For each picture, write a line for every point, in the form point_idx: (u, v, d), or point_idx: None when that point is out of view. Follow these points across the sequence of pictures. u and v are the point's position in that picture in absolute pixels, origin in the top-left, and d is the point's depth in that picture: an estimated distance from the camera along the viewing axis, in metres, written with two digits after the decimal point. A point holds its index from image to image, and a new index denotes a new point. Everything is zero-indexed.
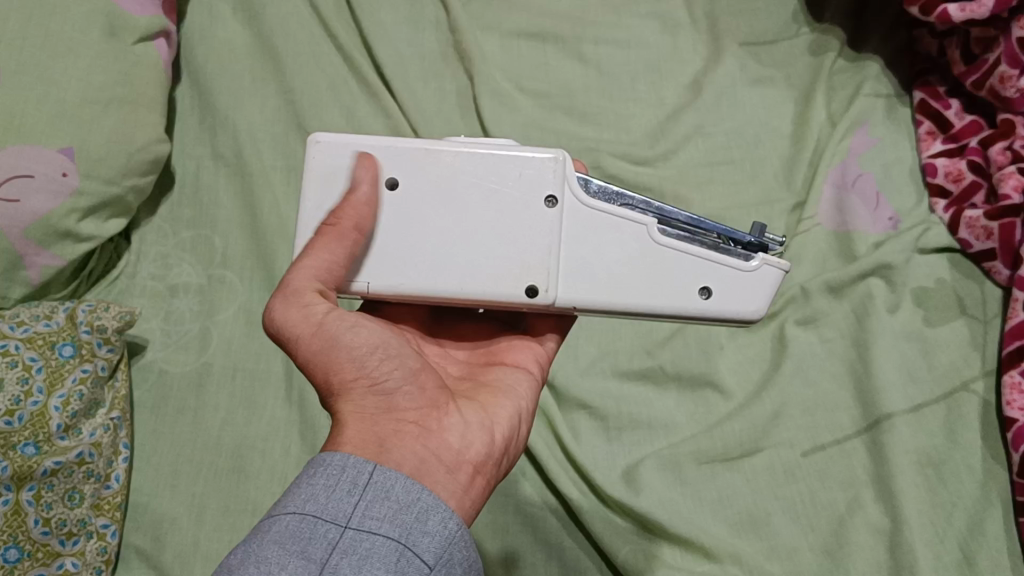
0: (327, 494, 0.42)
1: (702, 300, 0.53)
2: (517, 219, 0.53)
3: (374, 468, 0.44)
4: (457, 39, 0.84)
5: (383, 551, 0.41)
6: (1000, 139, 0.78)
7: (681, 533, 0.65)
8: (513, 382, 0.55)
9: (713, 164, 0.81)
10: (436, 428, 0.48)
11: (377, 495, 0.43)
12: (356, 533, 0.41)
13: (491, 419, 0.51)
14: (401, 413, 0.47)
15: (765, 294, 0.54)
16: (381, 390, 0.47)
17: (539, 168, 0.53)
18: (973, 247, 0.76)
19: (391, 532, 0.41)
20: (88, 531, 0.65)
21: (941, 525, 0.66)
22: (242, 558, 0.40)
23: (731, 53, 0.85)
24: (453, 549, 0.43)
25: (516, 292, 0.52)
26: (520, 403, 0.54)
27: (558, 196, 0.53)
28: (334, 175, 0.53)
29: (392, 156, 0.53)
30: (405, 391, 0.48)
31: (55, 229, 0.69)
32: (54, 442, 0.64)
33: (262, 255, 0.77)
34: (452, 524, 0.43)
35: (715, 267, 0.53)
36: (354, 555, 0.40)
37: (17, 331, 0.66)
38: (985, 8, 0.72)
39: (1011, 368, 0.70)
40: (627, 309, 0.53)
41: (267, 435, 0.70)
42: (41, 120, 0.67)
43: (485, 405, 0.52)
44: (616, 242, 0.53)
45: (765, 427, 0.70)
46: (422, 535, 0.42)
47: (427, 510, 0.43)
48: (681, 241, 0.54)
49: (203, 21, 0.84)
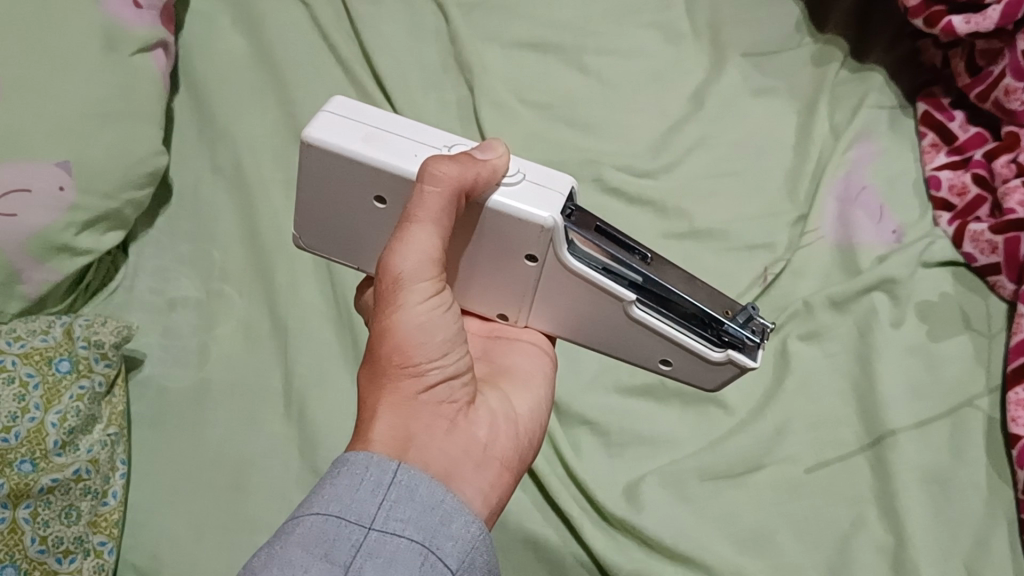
0: (351, 495, 0.42)
1: (659, 365, 0.56)
2: (498, 262, 0.52)
3: (398, 468, 0.44)
4: (457, 49, 0.84)
5: (407, 555, 0.41)
6: (1005, 151, 0.76)
7: (684, 551, 0.64)
8: (529, 368, 0.56)
9: (716, 176, 0.80)
10: (466, 424, 0.48)
11: (401, 496, 0.43)
12: (380, 534, 0.41)
13: (515, 414, 0.52)
14: (440, 405, 0.47)
15: (722, 379, 0.54)
16: (435, 382, 0.47)
17: (525, 228, 0.49)
18: (978, 261, 0.76)
19: (415, 534, 0.42)
20: (85, 548, 0.63)
21: (947, 544, 0.65)
22: (266, 560, 0.41)
23: (734, 63, 0.85)
24: (474, 553, 0.43)
25: (488, 313, 0.56)
26: (536, 392, 0.56)
27: (540, 256, 0.50)
28: (326, 177, 0.50)
29: (384, 176, 0.49)
30: (450, 385, 0.48)
31: (53, 243, 0.68)
32: (50, 459, 0.63)
33: (261, 268, 0.76)
34: (475, 528, 0.44)
35: (677, 349, 0.54)
36: (378, 559, 0.41)
37: (13, 347, 0.65)
38: (990, 21, 0.72)
39: (1017, 384, 0.69)
40: (589, 346, 0.57)
41: (266, 451, 0.70)
42: (38, 133, 0.67)
43: (509, 398, 0.54)
44: (590, 301, 0.53)
45: (769, 442, 0.69)
46: (446, 539, 0.42)
47: (450, 513, 0.43)
48: (656, 315, 0.52)
49: (203, 34, 0.84)
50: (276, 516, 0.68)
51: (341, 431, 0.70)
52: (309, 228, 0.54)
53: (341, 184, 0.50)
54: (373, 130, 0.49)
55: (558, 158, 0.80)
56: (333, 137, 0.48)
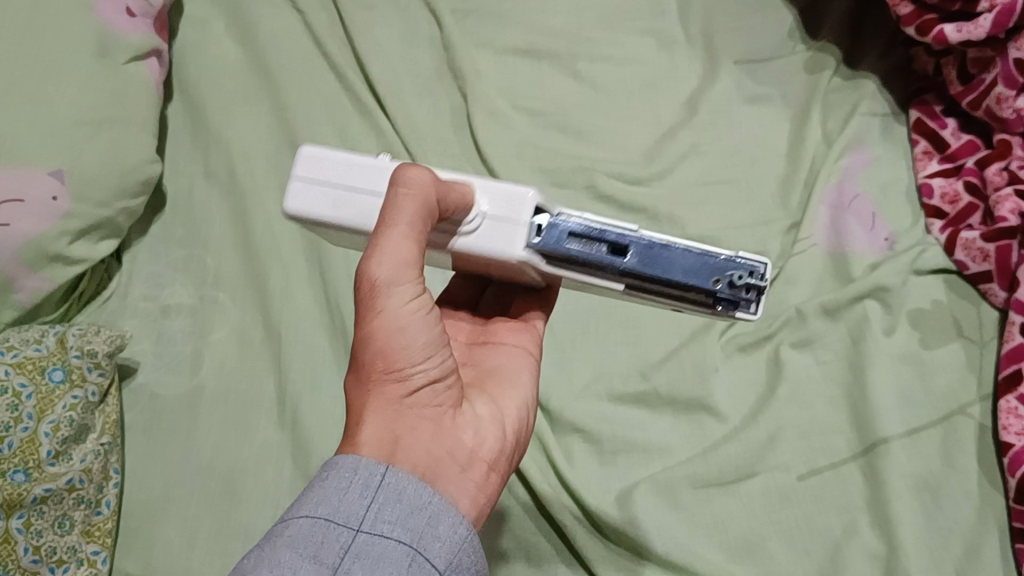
0: (340, 497, 0.42)
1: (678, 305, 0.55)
2: (497, 268, 0.54)
3: (386, 470, 0.44)
4: (451, 56, 0.84)
5: (395, 556, 0.41)
6: (996, 159, 0.77)
7: (675, 559, 0.65)
8: (516, 371, 0.57)
9: (710, 183, 0.80)
10: (452, 427, 0.48)
11: (389, 498, 0.43)
12: (368, 536, 0.41)
13: (501, 414, 0.53)
14: (425, 409, 0.47)
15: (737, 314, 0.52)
16: (418, 386, 0.47)
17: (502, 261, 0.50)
18: (970, 268, 0.76)
19: (403, 536, 0.42)
20: (78, 558, 0.64)
21: (938, 551, 0.66)
22: (256, 562, 0.40)
23: (727, 70, 0.85)
24: (462, 554, 0.43)
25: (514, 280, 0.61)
26: (525, 393, 0.56)
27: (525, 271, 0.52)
28: (317, 228, 0.52)
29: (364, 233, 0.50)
30: (433, 389, 0.48)
31: (46, 252, 0.68)
32: (43, 468, 0.63)
33: (255, 276, 0.76)
34: (462, 529, 0.44)
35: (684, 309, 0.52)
36: (366, 559, 0.40)
37: (6, 356, 0.65)
38: (982, 29, 0.72)
39: (1008, 392, 0.70)
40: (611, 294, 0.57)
41: (259, 459, 0.70)
42: (31, 141, 0.67)
43: (495, 398, 0.54)
44: (588, 285, 0.52)
45: (761, 450, 0.69)
46: (434, 540, 0.42)
47: (438, 514, 0.43)
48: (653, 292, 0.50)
49: (197, 40, 0.84)
50: (269, 524, 0.68)
51: (335, 439, 0.70)
52: (331, 239, 0.57)
53: (333, 232, 0.52)
54: (340, 193, 0.49)
55: (551, 166, 0.80)
56: (307, 210, 0.49)
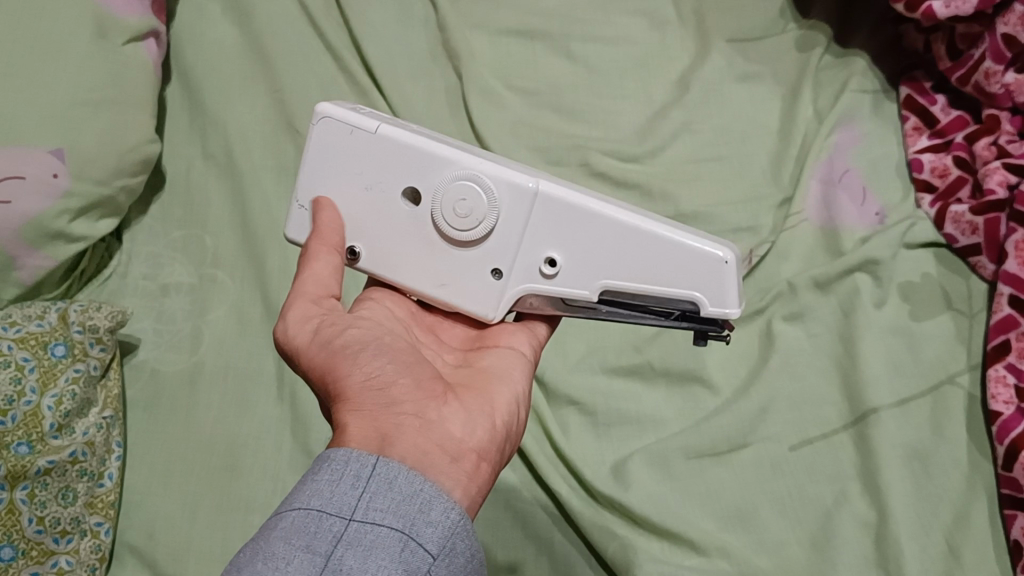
0: (331, 489, 0.42)
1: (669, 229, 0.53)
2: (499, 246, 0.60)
3: (377, 461, 0.43)
4: (445, 38, 0.85)
5: (387, 543, 0.40)
6: (985, 134, 0.79)
7: (669, 527, 0.66)
8: (504, 364, 0.55)
9: (702, 160, 0.81)
10: (437, 418, 0.46)
11: (380, 487, 0.42)
12: (360, 524, 0.40)
13: (491, 404, 0.50)
14: (402, 405, 0.46)
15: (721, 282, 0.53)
16: (378, 385, 0.47)
17: None
18: (959, 241, 0.77)
19: (394, 522, 0.40)
20: (82, 529, 0.65)
21: (928, 518, 0.67)
22: (251, 555, 0.39)
23: (719, 49, 0.86)
24: (455, 539, 0.42)
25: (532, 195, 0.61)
26: (516, 387, 0.53)
27: None
28: None
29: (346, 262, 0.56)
30: (402, 383, 0.47)
31: (47, 230, 0.69)
32: (47, 441, 0.64)
33: (252, 254, 0.77)
34: (454, 514, 0.42)
35: None
36: (358, 548, 0.39)
37: (9, 332, 0.66)
38: (969, 5, 0.72)
39: (997, 361, 0.71)
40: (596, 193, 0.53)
41: (259, 434, 0.71)
42: (30, 121, 0.67)
43: (484, 391, 0.51)
44: None
45: (753, 421, 0.70)
46: (426, 525, 0.41)
47: (429, 501, 0.42)
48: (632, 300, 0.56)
49: (192, 22, 0.85)
50: (269, 495, 0.69)
51: None
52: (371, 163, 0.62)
53: None
54: None
55: (545, 146, 0.81)
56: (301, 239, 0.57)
